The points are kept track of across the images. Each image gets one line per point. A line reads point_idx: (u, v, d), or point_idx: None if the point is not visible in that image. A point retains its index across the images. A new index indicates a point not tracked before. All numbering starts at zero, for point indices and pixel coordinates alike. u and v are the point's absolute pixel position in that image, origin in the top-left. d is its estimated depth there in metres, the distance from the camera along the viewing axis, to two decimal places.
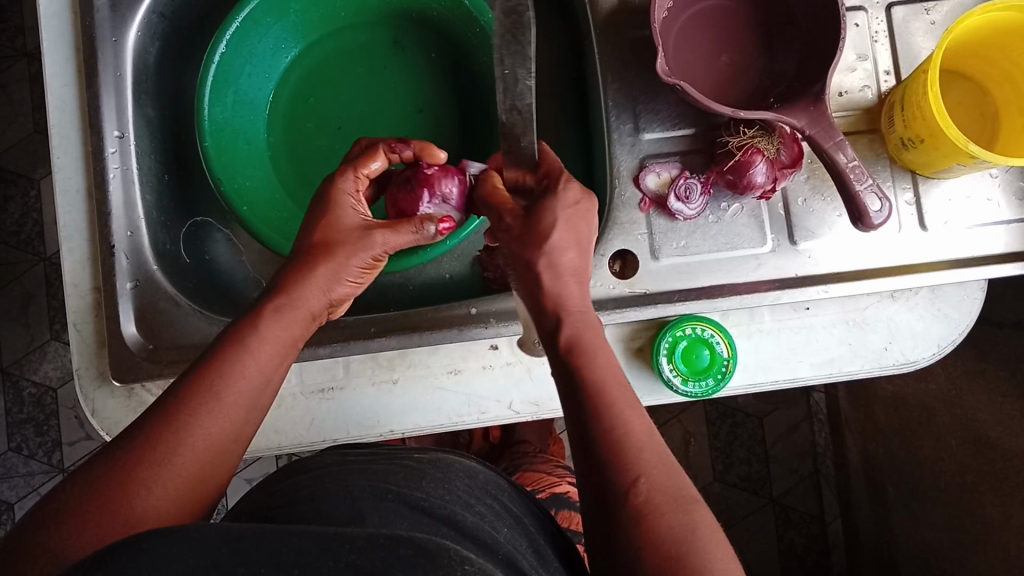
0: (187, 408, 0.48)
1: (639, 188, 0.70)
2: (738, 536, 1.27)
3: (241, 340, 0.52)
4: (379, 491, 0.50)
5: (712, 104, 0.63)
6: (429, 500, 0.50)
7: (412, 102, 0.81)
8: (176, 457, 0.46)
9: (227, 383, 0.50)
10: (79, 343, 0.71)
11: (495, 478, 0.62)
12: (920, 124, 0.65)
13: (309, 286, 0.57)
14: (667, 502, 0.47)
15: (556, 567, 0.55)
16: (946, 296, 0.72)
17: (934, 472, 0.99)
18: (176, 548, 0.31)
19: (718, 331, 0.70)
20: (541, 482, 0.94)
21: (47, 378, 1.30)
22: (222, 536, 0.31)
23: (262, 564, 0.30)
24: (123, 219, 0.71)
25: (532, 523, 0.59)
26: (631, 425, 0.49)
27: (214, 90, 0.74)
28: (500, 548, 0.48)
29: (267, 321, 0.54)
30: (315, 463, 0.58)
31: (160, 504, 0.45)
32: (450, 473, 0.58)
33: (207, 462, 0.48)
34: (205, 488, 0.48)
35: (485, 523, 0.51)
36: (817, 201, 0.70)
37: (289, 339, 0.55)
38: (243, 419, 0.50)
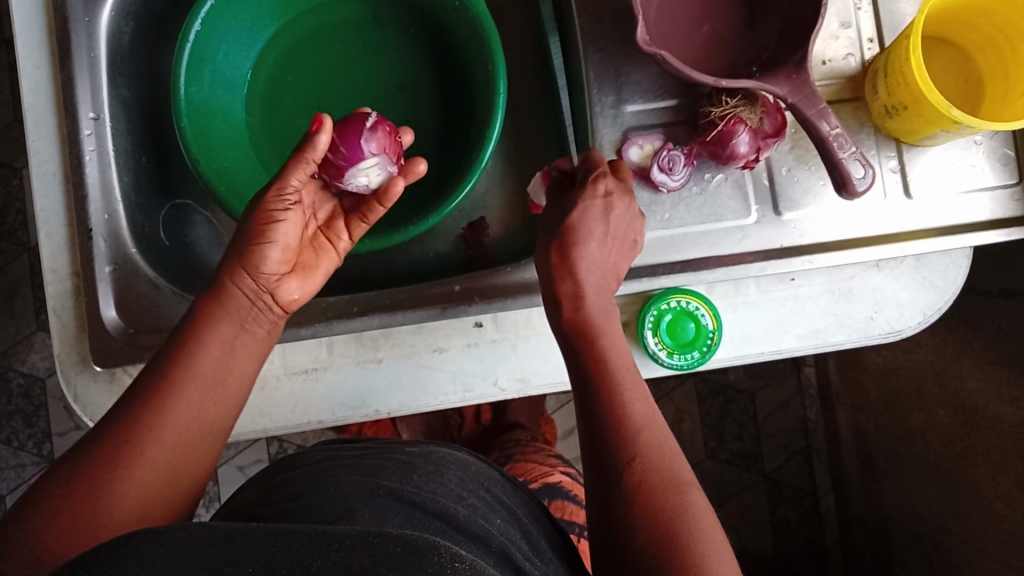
0: (158, 401, 0.50)
1: (622, 160, 0.69)
2: (732, 512, 1.27)
3: (173, 354, 0.53)
4: (370, 485, 0.49)
5: (693, 73, 0.62)
6: (419, 494, 0.50)
7: (391, 79, 0.80)
8: (146, 449, 0.48)
9: (186, 375, 0.51)
10: (60, 330, 0.70)
11: (487, 470, 0.62)
12: (903, 90, 0.64)
13: (239, 265, 0.56)
14: (663, 483, 0.49)
15: (550, 559, 0.55)
16: (931, 264, 0.72)
17: (925, 444, 1.00)
18: (164, 550, 0.32)
19: (703, 304, 0.70)
20: (533, 472, 0.94)
21: (35, 368, 1.29)
22: (211, 538, 0.33)
23: (250, 564, 0.32)
24: (100, 203, 0.71)
25: (526, 515, 0.59)
26: (631, 407, 0.53)
27: (191, 70, 0.73)
28: (492, 541, 0.48)
29: (211, 311, 0.55)
30: (303, 460, 0.58)
31: (133, 498, 0.47)
32: (442, 466, 0.57)
33: (173, 453, 0.49)
34: (176, 481, 0.49)
35: (476, 516, 0.51)
36: (802, 170, 0.69)
37: (224, 339, 0.54)
38: (211, 411, 0.52)
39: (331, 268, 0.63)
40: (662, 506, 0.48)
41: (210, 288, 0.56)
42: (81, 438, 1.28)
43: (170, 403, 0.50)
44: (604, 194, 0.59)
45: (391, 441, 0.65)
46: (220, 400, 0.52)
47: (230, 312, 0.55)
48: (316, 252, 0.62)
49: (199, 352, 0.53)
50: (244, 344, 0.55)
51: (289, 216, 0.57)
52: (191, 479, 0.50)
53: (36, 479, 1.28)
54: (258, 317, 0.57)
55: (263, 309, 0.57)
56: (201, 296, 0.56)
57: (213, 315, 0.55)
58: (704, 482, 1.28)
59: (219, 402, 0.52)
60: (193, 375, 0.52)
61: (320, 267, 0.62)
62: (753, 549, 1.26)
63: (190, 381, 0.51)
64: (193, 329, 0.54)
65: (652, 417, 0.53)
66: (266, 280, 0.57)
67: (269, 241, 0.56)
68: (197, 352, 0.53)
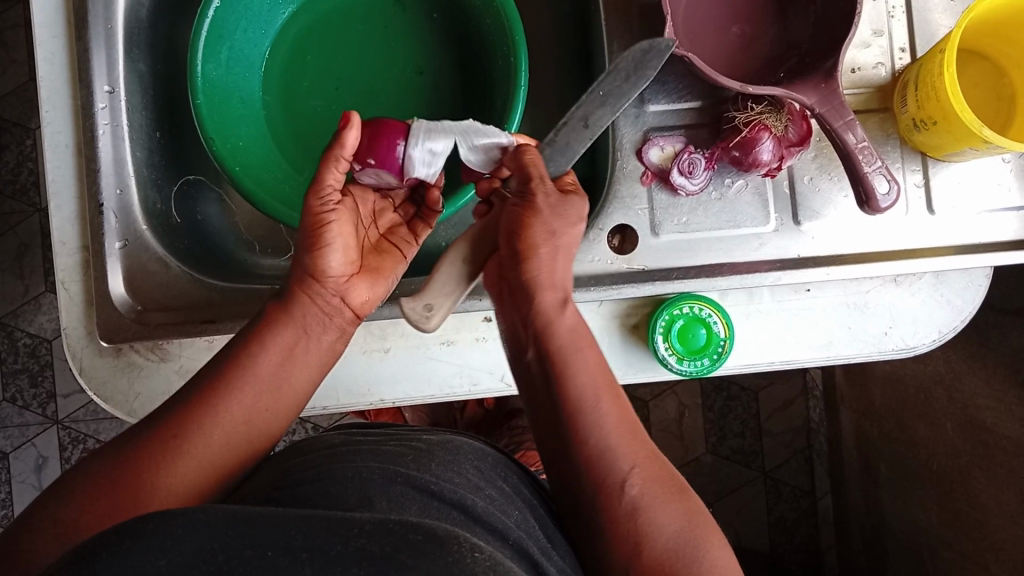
0: (208, 396, 0.51)
1: (642, 161, 0.68)
2: (729, 508, 1.28)
3: (233, 370, 0.53)
4: (388, 473, 0.49)
5: (720, 78, 0.61)
6: (439, 483, 0.50)
7: (411, 62, 0.79)
8: (192, 441, 0.50)
9: (236, 375, 0.53)
10: (67, 303, 0.69)
11: (502, 460, 0.62)
12: (933, 105, 0.63)
13: (303, 276, 0.56)
14: (653, 505, 0.48)
15: (566, 549, 0.54)
16: (950, 282, 0.71)
17: (928, 455, 0.99)
18: (183, 529, 0.31)
19: (716, 310, 0.68)
20: (543, 465, 0.99)
21: (43, 329, 1.30)
22: (231, 520, 0.32)
23: (270, 547, 0.31)
24: (113, 176, 0.70)
25: (540, 503, 0.59)
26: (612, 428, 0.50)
27: (208, 44, 0.71)
28: (509, 535, 0.48)
29: (277, 320, 0.55)
30: (321, 444, 0.58)
31: (178, 479, 0.48)
32: (460, 455, 0.57)
33: (223, 446, 0.51)
34: (220, 469, 0.50)
35: (494, 508, 0.51)
36: (824, 180, 0.68)
37: (286, 350, 0.55)
38: (253, 412, 0.53)
39: (398, 268, 0.63)
40: (637, 468, 0.49)
41: (276, 298, 0.57)
42: (85, 401, 1.29)
43: (223, 400, 0.51)
44: (574, 188, 0.58)
45: (408, 429, 0.65)
46: (274, 404, 0.53)
47: (298, 322, 0.55)
48: (382, 255, 0.61)
49: (262, 349, 0.54)
50: (306, 351, 0.56)
51: (337, 218, 0.56)
52: (233, 466, 0.51)
53: (40, 440, 1.29)
54: (325, 326, 0.56)
55: (332, 318, 0.57)
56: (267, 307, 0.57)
57: (280, 319, 0.55)
58: (702, 476, 1.29)
59: (269, 400, 0.53)
60: (255, 378, 0.53)
61: (389, 267, 0.61)
62: (747, 546, 1.27)
63: (237, 379, 0.52)
64: (257, 331, 0.55)
65: (611, 384, 0.52)
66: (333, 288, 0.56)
67: (327, 247, 0.55)
68: (257, 348, 0.54)
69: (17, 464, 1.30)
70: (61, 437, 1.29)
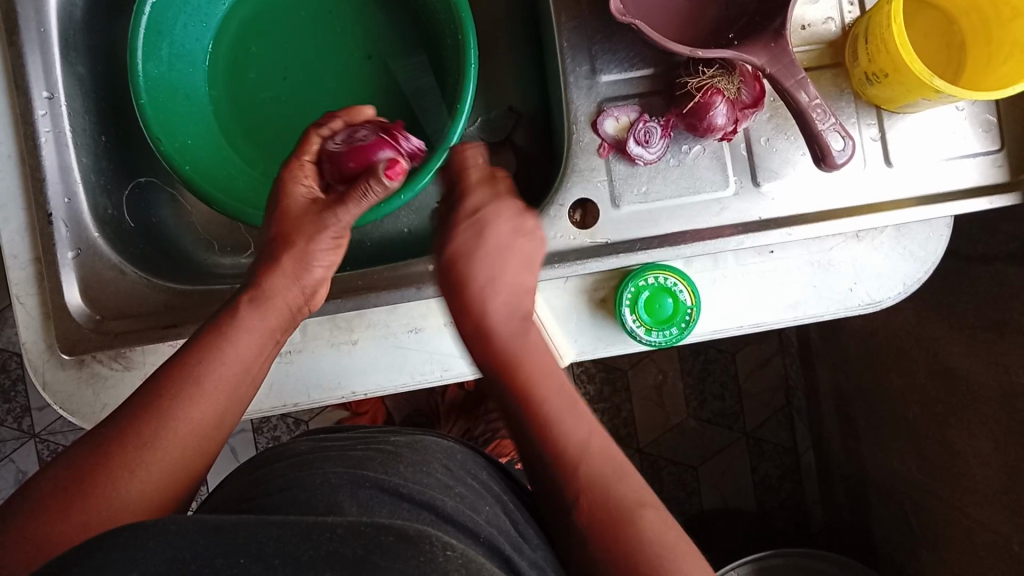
0: (167, 400, 0.50)
1: (597, 133, 0.68)
2: (713, 470, 1.29)
3: (194, 373, 0.52)
4: (355, 478, 0.49)
5: (670, 44, 0.60)
6: (408, 485, 0.50)
7: (361, 47, 0.77)
8: (156, 448, 0.49)
9: (199, 379, 0.52)
10: (25, 317, 0.68)
11: (472, 456, 0.62)
12: (884, 58, 0.63)
13: (287, 276, 0.60)
14: (615, 513, 0.50)
15: (538, 543, 0.53)
16: (911, 234, 0.71)
17: (903, 404, 1.00)
18: (156, 539, 0.32)
19: (682, 280, 0.68)
20: None
21: (11, 342, 1.27)
22: (202, 530, 0.32)
23: (243, 554, 0.31)
24: (60, 185, 0.68)
25: (512, 500, 0.59)
26: (568, 442, 0.54)
27: (147, 41, 0.70)
28: (480, 532, 0.48)
29: (254, 316, 0.57)
30: (289, 452, 0.57)
31: (144, 492, 0.47)
32: (428, 454, 0.57)
33: (187, 457, 0.50)
34: (185, 476, 0.50)
35: (464, 505, 0.51)
36: (780, 140, 0.68)
37: (261, 338, 0.57)
38: (212, 414, 0.52)
39: None
40: (587, 489, 0.52)
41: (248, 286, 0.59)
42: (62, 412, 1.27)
43: (178, 408, 0.50)
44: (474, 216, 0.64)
45: (377, 431, 0.65)
46: (235, 402, 0.54)
47: (271, 322, 0.58)
48: None
49: (232, 352, 0.54)
50: (270, 352, 0.58)
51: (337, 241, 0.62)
52: (200, 468, 0.51)
53: (19, 454, 1.27)
54: (287, 324, 0.60)
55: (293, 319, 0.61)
56: (240, 296, 0.58)
57: (253, 318, 0.57)
58: (686, 441, 1.30)
59: (231, 404, 0.54)
60: (224, 385, 0.53)
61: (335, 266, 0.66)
62: (734, 507, 1.28)
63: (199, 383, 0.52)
64: (224, 330, 0.55)
65: (567, 396, 0.57)
66: (306, 294, 0.61)
67: (317, 257, 0.61)
68: (228, 355, 0.54)
69: None
70: (40, 451, 1.27)
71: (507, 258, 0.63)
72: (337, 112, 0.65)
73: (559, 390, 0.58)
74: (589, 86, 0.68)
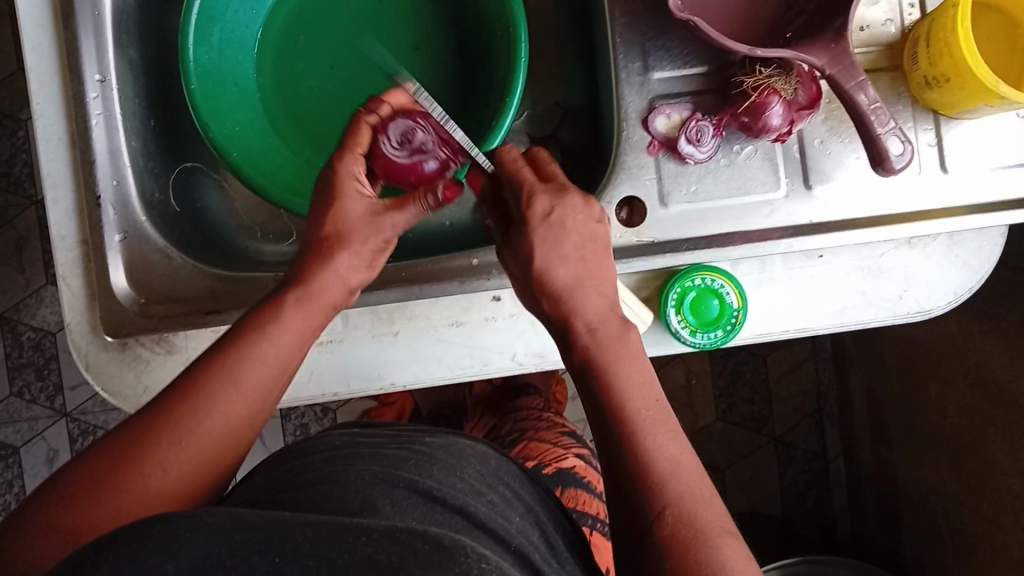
0: (204, 389, 0.50)
1: (648, 130, 0.67)
2: (740, 474, 1.28)
3: (228, 364, 0.51)
4: (390, 478, 0.48)
5: (729, 42, 0.59)
6: (441, 488, 0.49)
7: (408, 38, 0.77)
8: (190, 439, 0.48)
9: (236, 375, 0.51)
10: (70, 298, 0.67)
11: (506, 464, 0.61)
12: (946, 62, 0.61)
13: (336, 277, 0.57)
14: (695, 533, 0.45)
15: (565, 557, 0.54)
16: (964, 242, 0.70)
17: (941, 414, 0.99)
18: (191, 532, 0.32)
19: (729, 281, 0.67)
20: (546, 455, 0.91)
21: (46, 322, 1.29)
22: (238, 526, 0.33)
23: (277, 553, 0.32)
24: (109, 168, 0.69)
25: (543, 511, 0.58)
26: (654, 454, 0.48)
27: (199, 27, 0.71)
28: (511, 541, 0.47)
29: (297, 311, 0.55)
30: (324, 445, 0.57)
31: (175, 483, 0.47)
32: (464, 458, 0.56)
33: (217, 450, 0.49)
34: (217, 467, 0.49)
35: (496, 513, 0.50)
36: (834, 142, 0.67)
37: (303, 330, 0.55)
38: (247, 412, 0.51)
39: None
40: (671, 504, 0.46)
41: (292, 280, 0.57)
42: (93, 392, 1.29)
43: (214, 400, 0.49)
44: (545, 215, 0.55)
45: (413, 430, 0.64)
46: (268, 397, 0.52)
47: (314, 321, 0.56)
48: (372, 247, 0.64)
49: (272, 350, 0.53)
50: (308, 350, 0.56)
51: (384, 246, 0.60)
52: (232, 461, 0.50)
53: (50, 432, 1.29)
54: (328, 322, 0.58)
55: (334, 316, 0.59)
56: (284, 289, 0.56)
57: (298, 315, 0.55)
58: (713, 444, 1.28)
59: (266, 401, 0.52)
60: (262, 382, 0.52)
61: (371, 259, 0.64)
62: (760, 511, 1.27)
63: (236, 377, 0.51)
64: (263, 324, 0.53)
65: (658, 410, 0.51)
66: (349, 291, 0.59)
67: (363, 262, 0.59)
68: (267, 352, 0.52)
69: (29, 459, 1.29)
70: (71, 429, 1.29)
71: (587, 253, 0.55)
72: (382, 98, 0.64)
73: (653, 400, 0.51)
74: (641, 83, 0.67)
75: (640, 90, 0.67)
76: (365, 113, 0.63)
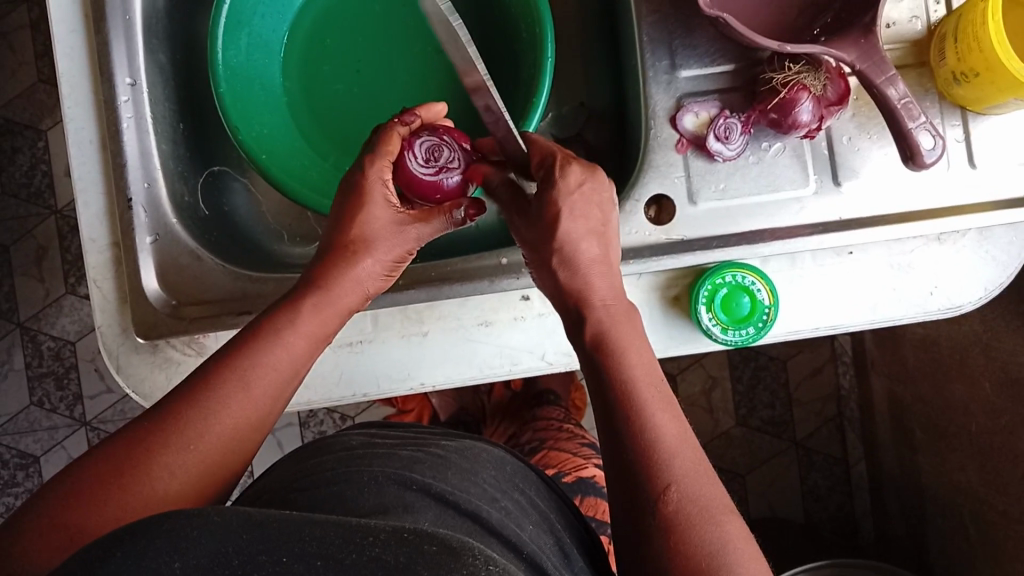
0: (215, 394, 0.50)
1: (676, 128, 0.67)
2: (761, 479, 1.27)
3: (246, 367, 0.51)
4: (401, 480, 0.48)
5: (758, 38, 0.59)
6: (455, 493, 0.49)
7: (434, 40, 0.77)
8: (197, 445, 0.48)
9: (253, 379, 0.51)
10: (101, 301, 0.68)
11: (522, 468, 0.60)
12: (975, 56, 0.61)
13: (352, 286, 0.58)
14: (699, 511, 0.47)
15: (580, 568, 0.53)
16: (994, 238, 0.69)
17: (966, 415, 0.98)
18: (198, 529, 0.32)
19: (759, 278, 0.67)
20: (566, 464, 0.91)
21: (65, 332, 1.29)
22: (247, 523, 0.32)
23: (285, 553, 0.32)
24: (140, 171, 0.69)
25: (558, 519, 0.57)
26: (661, 435, 0.50)
27: (228, 32, 0.71)
28: (523, 548, 0.47)
29: (313, 317, 0.55)
30: (339, 445, 0.57)
31: (181, 486, 0.47)
32: (477, 462, 0.56)
33: (224, 454, 0.49)
34: (228, 469, 0.50)
35: (510, 520, 0.50)
36: (863, 140, 0.67)
37: (319, 334, 0.56)
38: (257, 416, 0.51)
39: None
40: (675, 483, 0.48)
41: (309, 284, 0.57)
42: (112, 401, 1.29)
43: (226, 404, 0.50)
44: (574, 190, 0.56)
45: (431, 433, 0.64)
46: (282, 401, 0.53)
47: (331, 328, 0.57)
48: None
49: (285, 355, 0.53)
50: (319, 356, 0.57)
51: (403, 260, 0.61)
52: (238, 463, 0.51)
53: (70, 441, 1.29)
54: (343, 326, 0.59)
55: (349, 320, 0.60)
56: (302, 294, 0.57)
57: (315, 322, 0.55)
58: (734, 449, 1.28)
59: (277, 405, 0.53)
60: (276, 388, 0.52)
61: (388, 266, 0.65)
62: (781, 516, 1.26)
63: (250, 381, 0.51)
64: (280, 328, 0.54)
65: (660, 391, 0.52)
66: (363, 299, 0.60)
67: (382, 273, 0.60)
68: (280, 357, 0.53)
69: (49, 468, 1.29)
70: (90, 438, 1.29)
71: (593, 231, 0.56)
72: (414, 110, 0.62)
73: (655, 386, 0.52)
74: (669, 83, 0.68)
75: (667, 90, 0.67)
76: (396, 124, 0.61)
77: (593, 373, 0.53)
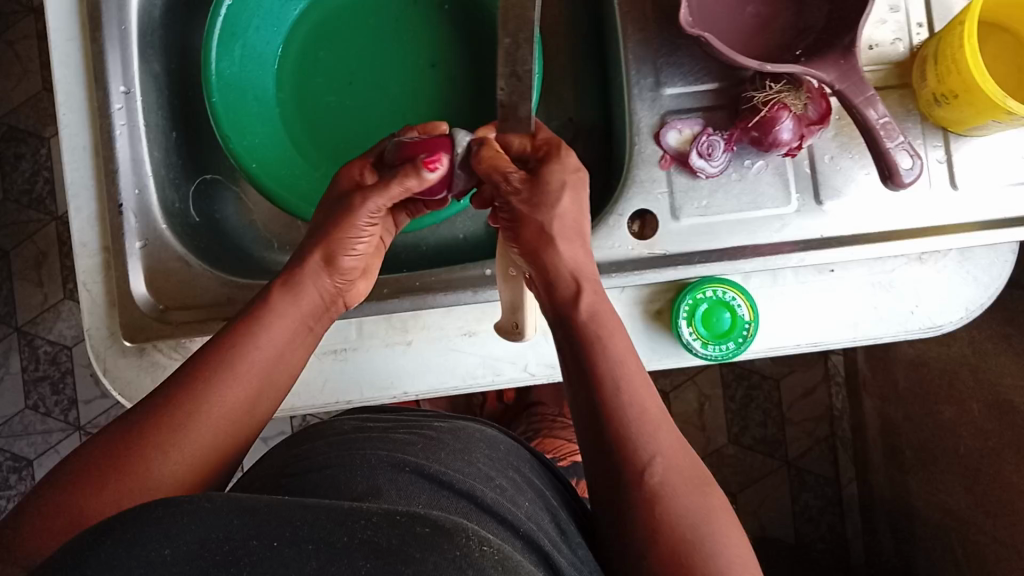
0: (206, 378, 0.51)
1: (659, 145, 0.68)
2: (753, 498, 1.27)
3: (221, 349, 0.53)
4: (394, 462, 0.48)
5: (738, 58, 0.60)
6: (449, 473, 0.49)
7: (424, 55, 0.78)
8: (191, 426, 0.49)
9: (236, 360, 0.52)
10: (89, 304, 0.70)
11: (516, 448, 0.61)
12: (954, 78, 0.62)
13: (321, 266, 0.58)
14: (680, 483, 0.49)
15: (578, 543, 0.52)
16: (975, 258, 0.70)
17: (955, 436, 0.98)
18: (187, 519, 0.32)
19: (740, 293, 0.68)
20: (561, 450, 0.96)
21: (62, 337, 1.30)
22: (235, 510, 0.33)
23: (275, 538, 0.32)
24: (132, 177, 0.70)
25: (555, 497, 0.58)
26: (642, 412, 0.51)
27: (221, 44, 0.74)
28: (521, 526, 0.47)
29: (285, 299, 0.57)
30: (332, 431, 0.57)
31: (178, 470, 0.48)
32: (471, 443, 0.56)
33: (216, 437, 0.50)
34: (222, 453, 0.50)
35: (504, 498, 0.49)
36: (845, 159, 0.68)
37: (296, 318, 0.57)
38: (247, 398, 0.52)
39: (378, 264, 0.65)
40: (655, 457, 0.49)
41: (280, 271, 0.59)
42: (106, 407, 1.29)
43: (215, 386, 0.51)
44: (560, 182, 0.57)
45: (421, 414, 0.65)
46: (266, 385, 0.54)
47: (305, 310, 0.57)
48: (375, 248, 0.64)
49: (263, 336, 0.54)
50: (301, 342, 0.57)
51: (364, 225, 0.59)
52: (232, 449, 0.51)
53: (63, 446, 1.29)
54: (321, 313, 0.59)
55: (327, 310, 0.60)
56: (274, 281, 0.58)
57: (288, 303, 0.56)
58: (725, 467, 1.28)
59: (266, 390, 0.54)
60: (259, 366, 0.53)
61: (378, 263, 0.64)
62: (772, 535, 1.26)
63: (233, 362, 0.52)
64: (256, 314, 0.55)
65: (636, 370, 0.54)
66: (338, 282, 0.59)
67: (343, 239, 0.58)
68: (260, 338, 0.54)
69: (42, 472, 1.30)
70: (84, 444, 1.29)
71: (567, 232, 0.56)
72: None
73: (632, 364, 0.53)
74: (653, 99, 0.69)
75: (651, 107, 0.68)
76: None
77: (575, 358, 0.53)
